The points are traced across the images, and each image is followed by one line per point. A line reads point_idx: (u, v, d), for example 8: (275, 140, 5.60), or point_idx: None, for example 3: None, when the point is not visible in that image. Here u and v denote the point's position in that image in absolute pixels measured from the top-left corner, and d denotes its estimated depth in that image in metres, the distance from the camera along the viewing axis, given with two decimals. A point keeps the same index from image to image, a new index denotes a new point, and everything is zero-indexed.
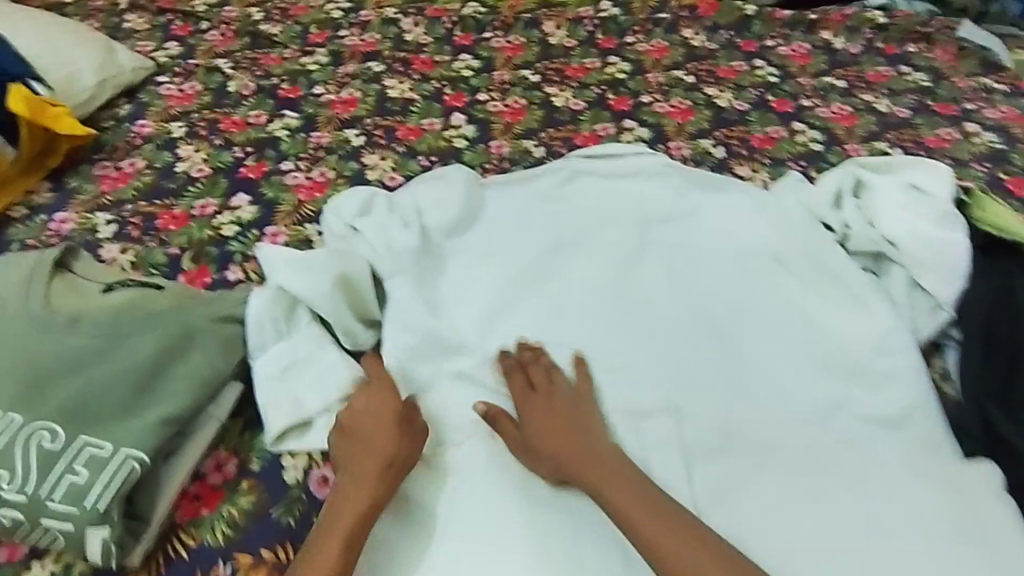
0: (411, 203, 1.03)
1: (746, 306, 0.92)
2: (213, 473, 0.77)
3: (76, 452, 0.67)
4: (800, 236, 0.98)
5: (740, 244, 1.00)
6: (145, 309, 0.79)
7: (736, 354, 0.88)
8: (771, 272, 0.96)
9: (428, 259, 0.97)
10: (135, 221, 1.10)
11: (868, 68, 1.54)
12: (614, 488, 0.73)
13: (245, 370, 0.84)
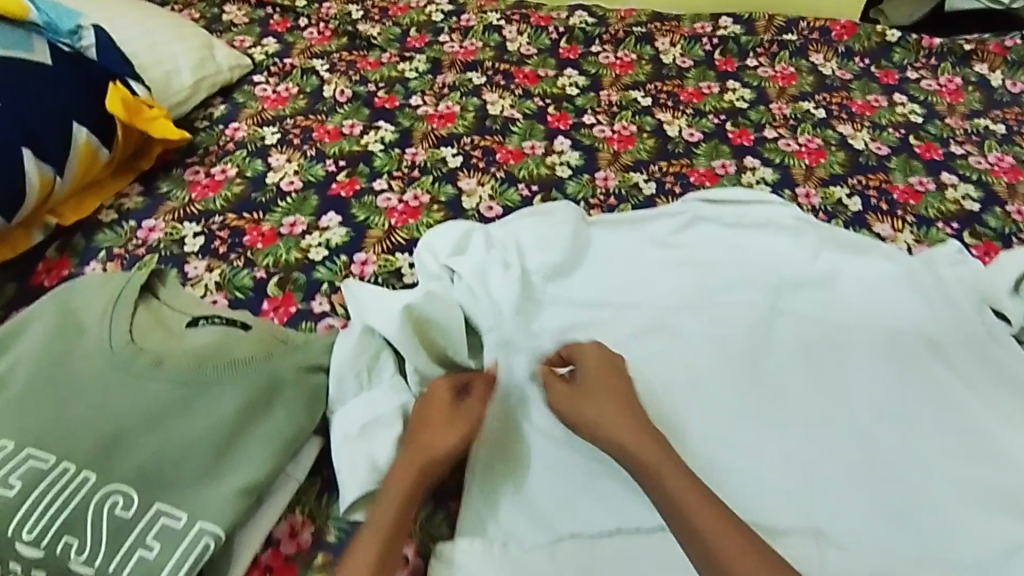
0: (511, 240, 0.93)
1: (901, 407, 0.80)
2: (287, 541, 0.70)
3: (149, 524, 0.62)
4: (964, 329, 0.84)
5: (892, 326, 0.86)
6: (229, 351, 0.72)
7: (886, 469, 0.75)
8: (931, 368, 0.82)
9: (531, 311, 0.88)
10: (222, 235, 1.05)
11: None
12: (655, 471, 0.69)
13: (325, 423, 0.77)
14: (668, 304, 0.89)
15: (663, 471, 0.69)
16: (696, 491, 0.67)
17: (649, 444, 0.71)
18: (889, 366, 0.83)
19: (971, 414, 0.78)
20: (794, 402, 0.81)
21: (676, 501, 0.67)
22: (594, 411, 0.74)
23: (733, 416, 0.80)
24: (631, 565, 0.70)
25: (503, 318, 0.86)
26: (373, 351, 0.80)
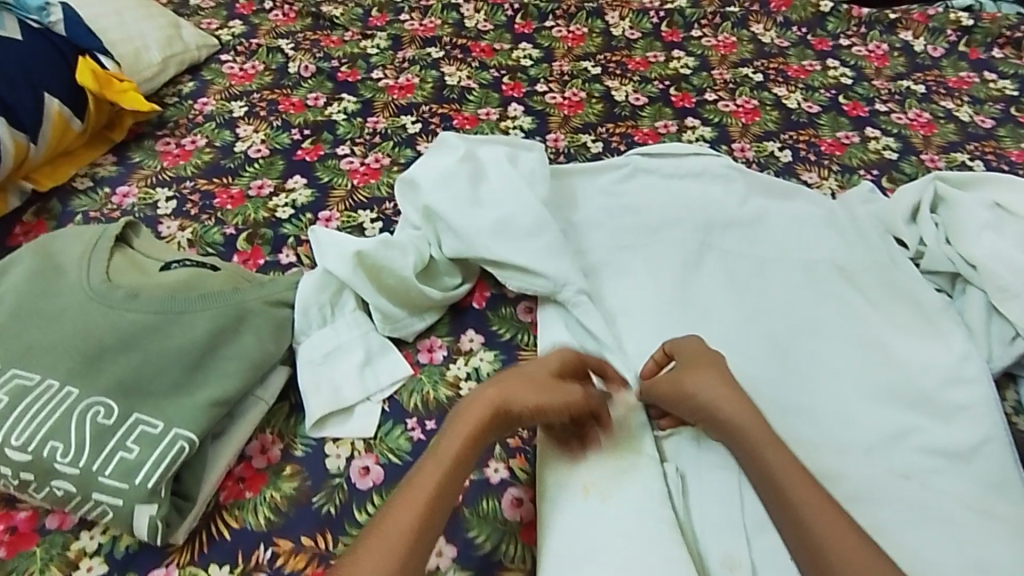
0: (503, 178, 0.98)
1: (812, 324, 0.88)
2: (258, 455, 0.77)
3: (128, 430, 0.68)
4: (871, 255, 0.93)
5: (809, 256, 0.95)
6: (200, 287, 0.80)
7: (799, 374, 0.84)
8: (839, 289, 0.91)
9: (535, 242, 0.92)
10: (194, 198, 1.11)
11: (951, 72, 1.43)
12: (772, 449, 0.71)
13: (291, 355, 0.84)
14: (606, 247, 0.97)
15: (761, 449, 0.71)
16: (800, 477, 0.68)
17: (752, 419, 0.73)
18: (804, 290, 0.91)
19: (869, 324, 0.87)
20: (716, 324, 0.88)
21: (780, 487, 0.68)
22: (717, 391, 0.76)
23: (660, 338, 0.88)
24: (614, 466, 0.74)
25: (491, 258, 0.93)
26: (335, 288, 0.87)
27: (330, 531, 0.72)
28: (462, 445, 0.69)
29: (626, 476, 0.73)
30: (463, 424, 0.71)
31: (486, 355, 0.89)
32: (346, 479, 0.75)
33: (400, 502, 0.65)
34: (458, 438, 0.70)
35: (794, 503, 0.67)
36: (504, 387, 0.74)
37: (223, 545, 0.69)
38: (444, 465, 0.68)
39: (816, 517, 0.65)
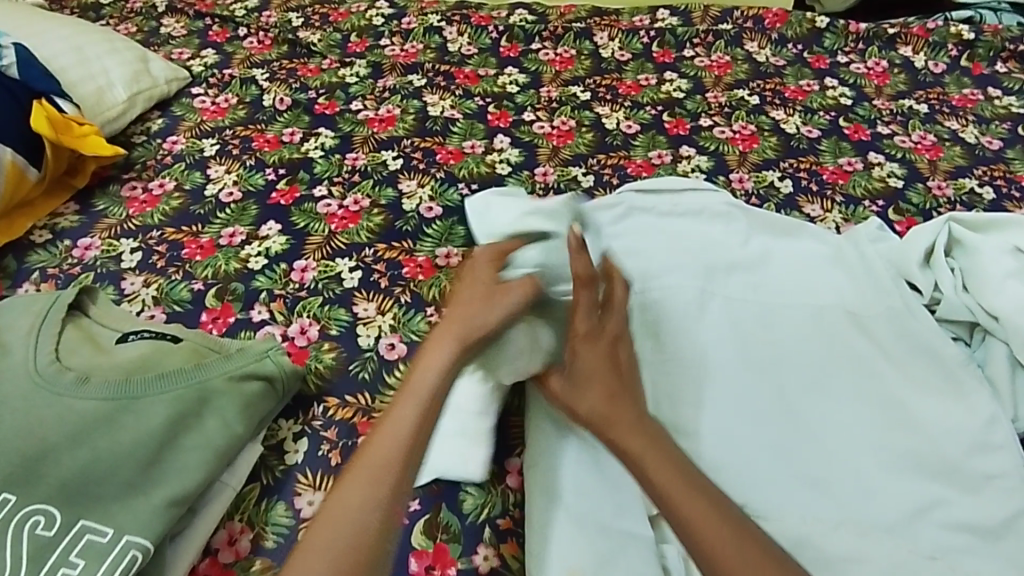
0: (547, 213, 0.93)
1: (830, 388, 0.81)
2: (225, 549, 0.71)
3: (73, 540, 0.62)
4: (885, 301, 0.86)
5: (823, 306, 0.88)
6: (158, 365, 0.73)
7: (819, 446, 0.77)
8: (854, 347, 0.84)
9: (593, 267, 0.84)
10: (161, 249, 1.05)
11: (954, 90, 1.37)
12: (653, 461, 0.66)
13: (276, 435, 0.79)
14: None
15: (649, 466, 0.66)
16: (676, 475, 0.65)
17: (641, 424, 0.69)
18: (818, 347, 0.84)
19: (887, 386, 0.81)
20: (725, 389, 0.81)
21: (668, 493, 0.64)
22: (599, 384, 0.72)
23: (665, 403, 0.80)
24: (603, 555, 0.70)
25: None
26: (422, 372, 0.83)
27: None
28: (416, 416, 0.67)
29: (613, 565, 0.69)
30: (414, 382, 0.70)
31: None
32: None
33: (341, 487, 0.63)
34: (413, 407, 0.68)
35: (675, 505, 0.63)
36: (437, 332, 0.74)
37: None
38: (391, 434, 0.66)
39: (706, 531, 0.61)
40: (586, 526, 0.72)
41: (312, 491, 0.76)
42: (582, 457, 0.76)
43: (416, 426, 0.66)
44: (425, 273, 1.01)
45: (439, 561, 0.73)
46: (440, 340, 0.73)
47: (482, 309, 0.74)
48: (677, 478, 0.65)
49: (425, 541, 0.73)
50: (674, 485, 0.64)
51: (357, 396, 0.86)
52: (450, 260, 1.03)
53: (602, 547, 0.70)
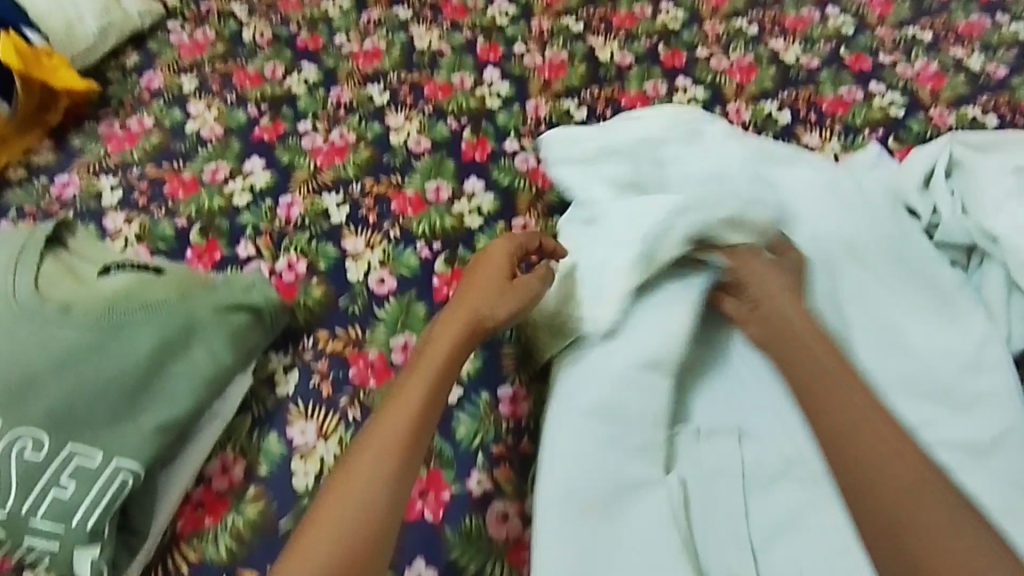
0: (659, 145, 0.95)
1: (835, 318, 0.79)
2: (218, 477, 0.71)
3: (61, 465, 0.61)
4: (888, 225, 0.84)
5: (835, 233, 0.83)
6: (143, 294, 0.71)
7: None
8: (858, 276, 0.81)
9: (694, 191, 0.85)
10: (142, 186, 1.02)
11: (961, 15, 1.32)
12: (820, 383, 0.68)
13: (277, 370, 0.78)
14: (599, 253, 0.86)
15: (812, 386, 0.68)
16: (841, 399, 0.66)
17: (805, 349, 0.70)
18: (821, 276, 0.80)
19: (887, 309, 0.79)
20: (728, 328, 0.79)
21: (819, 416, 0.66)
22: (789, 322, 0.72)
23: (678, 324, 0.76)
24: (615, 481, 0.68)
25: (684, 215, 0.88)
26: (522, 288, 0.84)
27: None
28: (428, 389, 0.66)
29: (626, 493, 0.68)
30: (422, 360, 0.68)
31: None
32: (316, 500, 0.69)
33: (364, 459, 0.61)
34: (422, 382, 0.66)
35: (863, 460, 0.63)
36: (448, 315, 0.72)
37: None
38: (404, 410, 0.64)
39: (861, 452, 0.63)
40: (601, 453, 0.69)
41: (304, 420, 0.76)
42: (598, 385, 0.72)
43: (428, 405, 0.65)
44: (415, 208, 0.99)
45: (432, 486, 0.72)
46: (447, 327, 0.71)
47: (496, 299, 0.73)
48: (845, 400, 0.66)
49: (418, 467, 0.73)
50: (832, 409, 0.66)
51: (348, 330, 0.85)
52: (440, 195, 1.01)
53: (610, 472, 0.68)
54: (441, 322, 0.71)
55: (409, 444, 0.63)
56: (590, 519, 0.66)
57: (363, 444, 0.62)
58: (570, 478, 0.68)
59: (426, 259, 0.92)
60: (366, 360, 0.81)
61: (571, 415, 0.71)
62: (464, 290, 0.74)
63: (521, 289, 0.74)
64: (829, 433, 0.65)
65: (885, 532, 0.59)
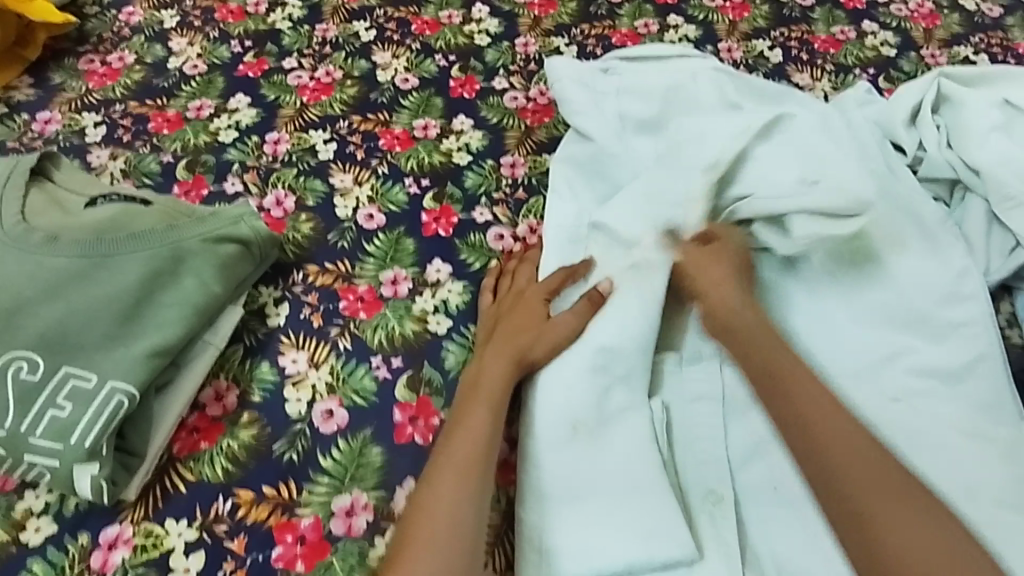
0: (657, 81, 0.95)
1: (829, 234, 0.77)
2: (213, 404, 0.72)
3: (58, 384, 0.62)
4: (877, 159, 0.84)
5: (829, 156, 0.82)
6: (130, 225, 0.71)
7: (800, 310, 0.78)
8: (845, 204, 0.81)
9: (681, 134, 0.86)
10: (125, 123, 1.00)
11: None
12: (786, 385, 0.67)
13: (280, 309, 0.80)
14: (585, 198, 0.89)
15: (788, 384, 0.67)
16: (833, 409, 0.64)
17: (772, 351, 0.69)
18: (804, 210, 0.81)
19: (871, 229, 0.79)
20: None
21: (803, 414, 0.65)
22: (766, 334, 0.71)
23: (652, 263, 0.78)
24: (601, 407, 0.70)
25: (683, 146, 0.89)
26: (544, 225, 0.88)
27: (294, 480, 0.67)
28: (487, 414, 0.68)
29: (610, 422, 0.70)
30: (474, 390, 0.70)
31: (454, 287, 0.84)
32: (309, 425, 0.71)
33: (438, 481, 0.63)
34: (483, 403, 0.68)
35: (822, 442, 0.63)
36: (492, 350, 0.73)
37: (180, 501, 0.65)
38: (469, 436, 0.66)
39: (861, 459, 0.62)
40: (585, 383, 0.71)
41: (295, 350, 0.77)
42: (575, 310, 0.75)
43: (490, 430, 0.67)
44: (403, 144, 0.99)
45: (422, 413, 0.73)
46: (495, 359, 0.72)
47: (535, 331, 0.74)
48: (823, 403, 0.65)
49: (409, 394, 0.74)
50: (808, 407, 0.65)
51: (337, 264, 0.85)
52: (429, 131, 1.01)
53: (593, 398, 0.71)
54: (487, 355, 0.73)
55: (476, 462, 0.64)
56: (579, 439, 0.69)
57: (437, 460, 0.65)
58: (558, 407, 0.70)
59: (415, 195, 0.93)
60: (356, 294, 0.82)
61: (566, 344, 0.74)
62: (505, 324, 0.75)
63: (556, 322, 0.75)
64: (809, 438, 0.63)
65: (852, 524, 0.59)
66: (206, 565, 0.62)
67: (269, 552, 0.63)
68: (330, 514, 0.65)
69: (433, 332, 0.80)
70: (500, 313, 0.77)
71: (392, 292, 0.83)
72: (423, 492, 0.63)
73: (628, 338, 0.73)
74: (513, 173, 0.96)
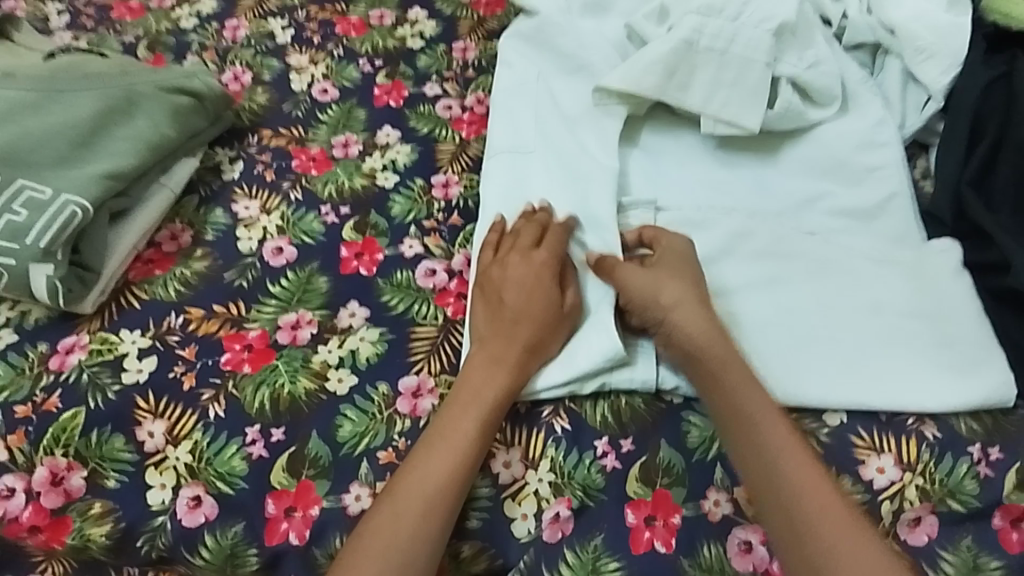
0: None
1: (751, 86, 0.81)
2: (168, 242, 0.76)
3: (14, 194, 0.67)
4: (812, 24, 0.85)
5: (768, 17, 0.84)
6: (85, 68, 0.76)
7: (730, 163, 0.82)
8: (778, 61, 0.83)
9: (614, 33, 0.89)
10: (87, 11, 1.02)
11: None
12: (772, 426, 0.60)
13: (231, 164, 0.83)
14: (535, 64, 0.89)
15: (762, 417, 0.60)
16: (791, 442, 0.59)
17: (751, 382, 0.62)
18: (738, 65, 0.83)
19: (801, 79, 0.81)
20: (654, 130, 0.84)
21: (757, 452, 0.59)
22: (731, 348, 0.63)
23: (590, 125, 0.83)
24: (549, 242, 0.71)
25: (626, 28, 0.88)
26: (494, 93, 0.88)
27: (243, 301, 0.72)
28: (476, 426, 0.61)
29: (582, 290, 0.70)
30: (470, 395, 0.62)
31: (402, 148, 0.86)
32: (258, 259, 0.75)
33: (410, 487, 0.58)
34: (495, 384, 0.63)
35: (782, 477, 0.57)
36: (499, 345, 0.65)
37: (133, 315, 0.70)
38: (451, 453, 0.60)
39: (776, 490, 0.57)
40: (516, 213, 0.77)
41: (248, 199, 0.80)
42: (511, 163, 0.80)
43: (476, 443, 0.60)
44: (358, 31, 1.00)
45: (368, 250, 0.76)
46: (498, 362, 0.64)
47: (549, 329, 0.66)
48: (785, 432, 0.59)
49: (355, 235, 0.77)
50: (785, 442, 0.59)
51: (290, 129, 0.88)
52: (384, 20, 1.01)
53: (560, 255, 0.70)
54: (489, 358, 0.64)
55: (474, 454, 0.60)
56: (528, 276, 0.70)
57: (429, 442, 0.60)
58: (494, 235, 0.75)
59: (368, 73, 0.95)
60: (308, 155, 0.85)
61: (500, 188, 0.79)
62: (510, 301, 0.67)
63: (570, 318, 0.67)
64: (767, 478, 0.58)
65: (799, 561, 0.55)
66: (157, 367, 0.67)
67: (217, 357, 0.67)
68: (276, 327, 0.70)
69: (381, 186, 0.82)
70: (506, 284, 0.68)
71: (336, 157, 0.85)
72: (405, 475, 0.59)
73: (561, 183, 0.78)
74: (465, 56, 0.97)
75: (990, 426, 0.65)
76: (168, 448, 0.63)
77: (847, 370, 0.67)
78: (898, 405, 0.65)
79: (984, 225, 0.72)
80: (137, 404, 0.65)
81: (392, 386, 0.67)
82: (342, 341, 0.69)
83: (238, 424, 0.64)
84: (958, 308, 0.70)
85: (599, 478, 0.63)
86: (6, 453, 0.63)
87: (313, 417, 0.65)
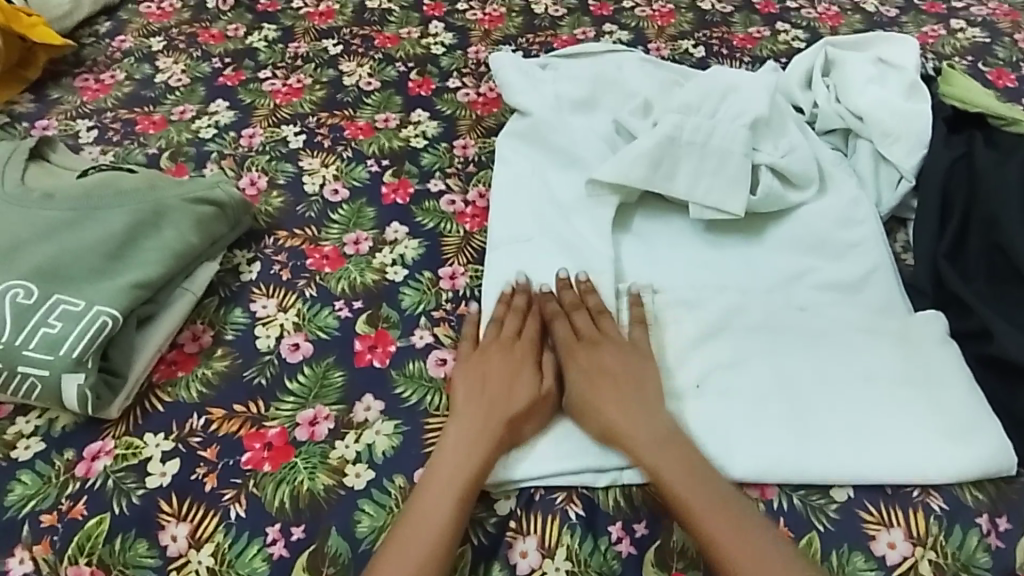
0: (593, 68, 1.02)
1: (733, 173, 0.87)
2: (189, 343, 0.79)
3: (50, 308, 0.72)
4: (785, 116, 0.93)
5: (744, 112, 0.91)
6: (116, 185, 0.82)
7: (720, 244, 0.87)
8: (756, 150, 0.89)
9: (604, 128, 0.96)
10: (115, 126, 1.10)
11: (911, 29, 1.18)
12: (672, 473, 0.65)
13: (249, 264, 0.88)
14: (532, 160, 0.95)
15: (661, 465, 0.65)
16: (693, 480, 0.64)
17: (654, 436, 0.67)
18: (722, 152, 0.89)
19: (780, 165, 0.88)
20: (646, 217, 0.89)
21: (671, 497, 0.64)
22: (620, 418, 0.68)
23: (585, 216, 0.88)
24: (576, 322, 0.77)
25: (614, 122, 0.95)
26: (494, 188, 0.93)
27: (262, 399, 0.75)
28: (450, 509, 0.63)
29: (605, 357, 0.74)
30: (446, 475, 0.65)
31: (410, 243, 0.91)
32: (277, 355, 0.78)
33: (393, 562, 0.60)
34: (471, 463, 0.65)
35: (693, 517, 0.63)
36: (476, 425, 0.68)
37: (158, 417, 0.72)
38: (426, 530, 0.62)
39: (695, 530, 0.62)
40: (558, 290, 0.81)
41: (265, 298, 0.84)
42: (513, 253, 0.85)
43: (452, 520, 0.63)
44: (365, 134, 1.07)
45: (380, 342, 0.80)
46: (477, 442, 0.67)
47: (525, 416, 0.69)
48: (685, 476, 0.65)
49: (368, 328, 0.81)
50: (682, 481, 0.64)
51: (304, 229, 0.93)
52: (389, 123, 1.09)
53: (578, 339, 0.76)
54: (464, 437, 0.67)
55: (449, 529, 0.62)
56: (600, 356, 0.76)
57: (407, 518, 0.63)
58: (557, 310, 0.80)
59: (375, 172, 1.01)
60: (321, 253, 0.89)
61: (505, 279, 0.83)
62: (490, 384, 0.71)
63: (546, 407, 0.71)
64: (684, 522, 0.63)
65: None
66: (180, 469, 0.69)
67: (238, 457, 0.69)
68: (295, 423, 0.72)
69: (390, 279, 0.86)
70: (487, 367, 0.72)
71: (348, 255, 0.89)
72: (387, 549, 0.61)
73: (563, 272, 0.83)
74: (465, 153, 1.04)
75: (993, 493, 0.67)
76: (190, 550, 0.64)
77: (853, 443, 0.69)
78: (902, 477, 0.67)
79: (962, 295, 0.77)
80: (161, 507, 0.66)
81: (409, 478, 0.69)
82: (359, 435, 0.71)
83: (259, 523, 0.66)
84: (948, 377, 0.73)
85: (615, 563, 0.64)
86: (32, 562, 0.64)
87: (332, 513, 0.66)
